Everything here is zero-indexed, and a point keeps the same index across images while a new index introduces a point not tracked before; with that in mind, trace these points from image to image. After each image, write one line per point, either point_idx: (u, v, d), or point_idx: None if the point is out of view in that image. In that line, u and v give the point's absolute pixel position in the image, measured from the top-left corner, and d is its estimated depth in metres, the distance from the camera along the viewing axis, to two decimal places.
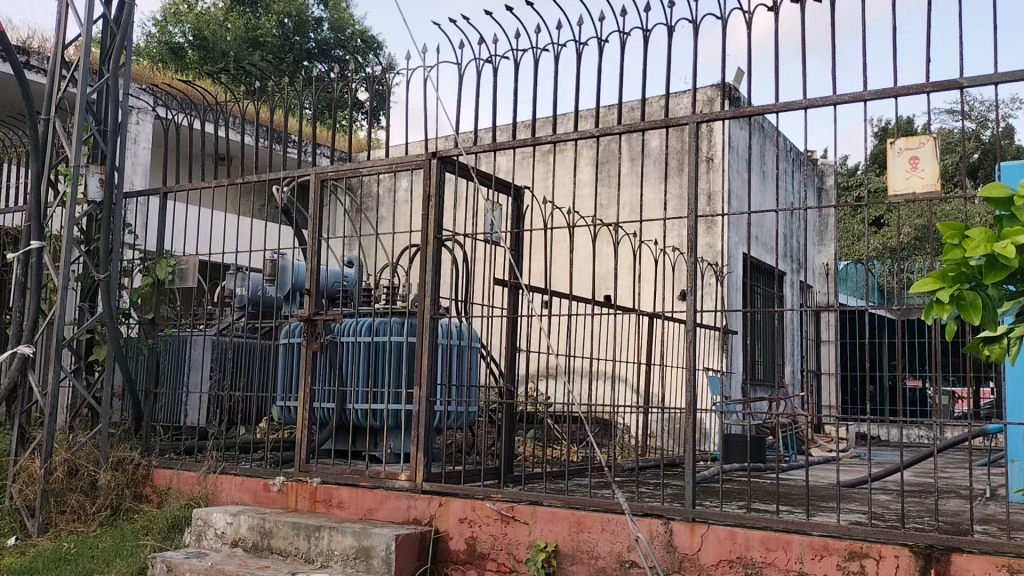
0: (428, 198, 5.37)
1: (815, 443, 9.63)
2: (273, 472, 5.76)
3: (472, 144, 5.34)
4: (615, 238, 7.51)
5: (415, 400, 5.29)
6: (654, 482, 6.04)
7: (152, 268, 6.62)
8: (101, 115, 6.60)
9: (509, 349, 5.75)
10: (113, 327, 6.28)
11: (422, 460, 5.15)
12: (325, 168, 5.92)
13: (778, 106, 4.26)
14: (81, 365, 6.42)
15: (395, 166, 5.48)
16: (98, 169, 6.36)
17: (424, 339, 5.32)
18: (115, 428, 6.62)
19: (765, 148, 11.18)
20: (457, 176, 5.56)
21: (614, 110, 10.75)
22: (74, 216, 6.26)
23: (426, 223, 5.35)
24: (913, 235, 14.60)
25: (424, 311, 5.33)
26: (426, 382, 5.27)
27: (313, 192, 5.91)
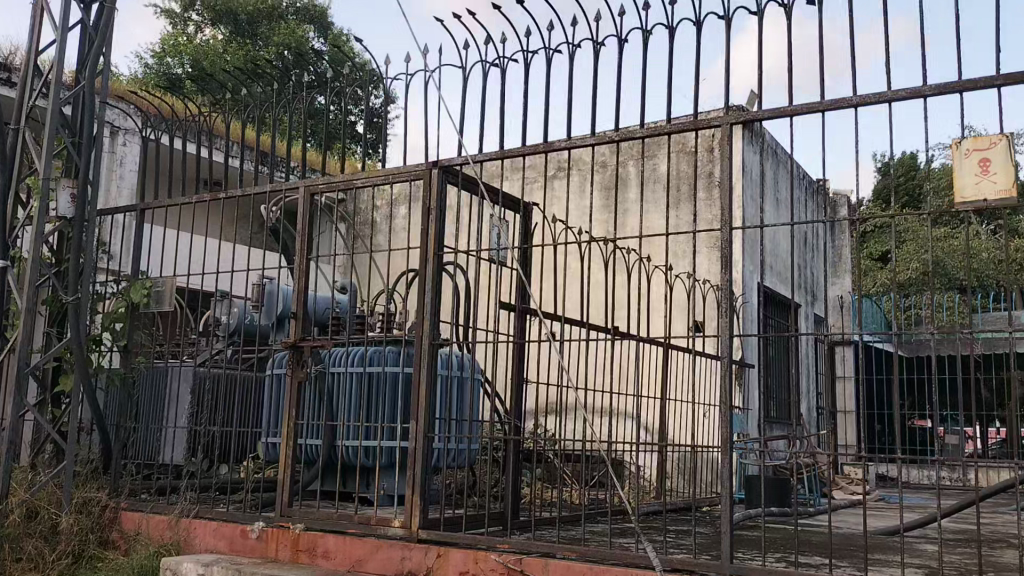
0: (429, 211, 4.84)
1: (837, 485, 9.05)
2: (252, 517, 5.20)
3: (477, 152, 4.80)
4: (628, 262, 7.03)
5: (411, 435, 4.72)
6: (676, 531, 5.47)
7: (127, 291, 6.08)
8: (76, 128, 6.09)
9: (516, 378, 5.24)
10: (82, 356, 5.74)
11: (418, 504, 4.60)
12: (316, 180, 5.38)
13: (826, 105, 3.77)
14: (45, 397, 5.87)
15: (391, 178, 4.99)
16: (70, 183, 5.84)
17: (422, 369, 4.78)
18: (82, 467, 6.05)
19: (778, 175, 10.73)
20: (459, 189, 5.04)
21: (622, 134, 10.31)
22: (42, 234, 5.73)
23: (426, 239, 4.81)
24: (927, 269, 14.15)
25: (422, 337, 4.79)
26: (423, 416, 4.73)
27: (302, 207, 5.38)
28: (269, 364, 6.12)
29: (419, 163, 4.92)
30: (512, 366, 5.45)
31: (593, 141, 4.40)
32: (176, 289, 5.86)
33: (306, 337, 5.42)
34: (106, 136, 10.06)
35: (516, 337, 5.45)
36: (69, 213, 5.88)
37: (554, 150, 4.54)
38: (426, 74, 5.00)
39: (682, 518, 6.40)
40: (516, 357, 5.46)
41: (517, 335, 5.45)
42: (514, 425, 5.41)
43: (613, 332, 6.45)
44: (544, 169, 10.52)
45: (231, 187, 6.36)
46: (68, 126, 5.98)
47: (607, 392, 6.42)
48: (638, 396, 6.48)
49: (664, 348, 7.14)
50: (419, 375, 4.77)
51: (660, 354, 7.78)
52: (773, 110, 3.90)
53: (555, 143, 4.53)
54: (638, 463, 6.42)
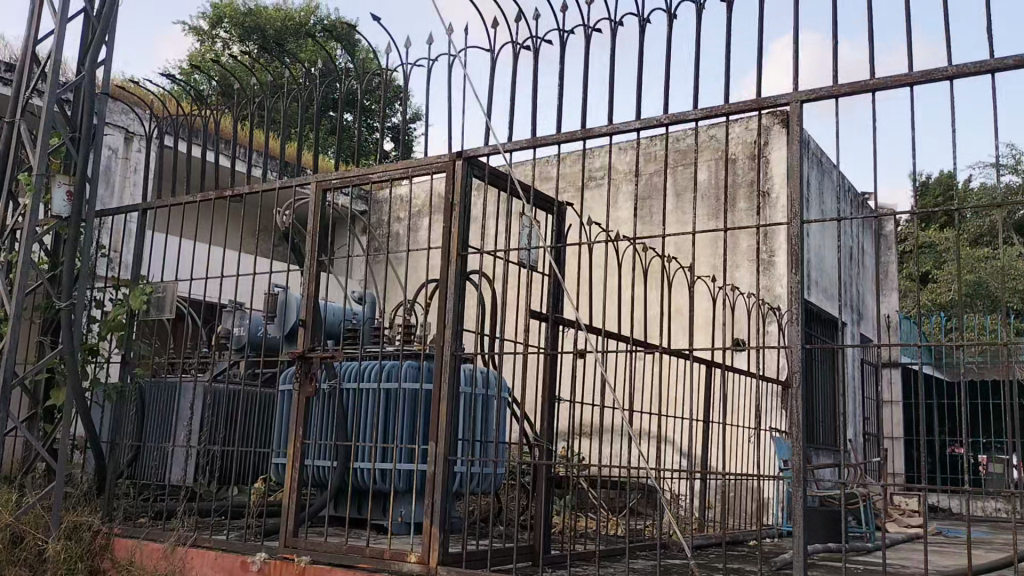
0: (451, 208, 4.32)
1: (891, 518, 8.42)
2: (254, 547, 4.70)
3: (506, 141, 4.27)
4: (668, 273, 6.47)
5: (430, 458, 4.18)
6: (728, 570, 4.90)
7: (126, 297, 5.61)
8: (75, 122, 5.67)
9: (549, 400, 4.68)
10: (75, 368, 5.27)
11: (437, 537, 4.06)
12: (329, 175, 4.89)
13: (916, 76, 3.27)
14: (36, 412, 5.42)
15: (409, 172, 4.48)
16: (65, 179, 5.40)
17: (444, 382, 4.23)
18: (74, 489, 5.58)
19: (823, 186, 10.14)
20: (485, 185, 4.51)
21: (657, 142, 9.78)
22: (35, 234, 5.30)
23: (449, 240, 4.29)
24: (974, 289, 13.49)
25: (443, 347, 4.26)
26: (443, 437, 4.19)
27: (313, 205, 4.89)
28: (278, 378, 5.62)
29: (441, 154, 4.39)
30: (543, 384, 4.91)
31: (637, 127, 3.80)
32: (178, 295, 5.38)
33: (317, 346, 4.89)
34: (120, 142, 9.64)
35: (547, 352, 4.91)
36: (65, 212, 5.44)
37: (593, 137, 3.95)
38: (451, 56, 4.48)
39: (729, 554, 5.84)
40: (546, 374, 4.91)
41: (548, 349, 4.93)
42: (546, 448, 4.86)
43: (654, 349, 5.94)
44: (575, 178, 10.02)
45: (238, 183, 5.83)
46: (67, 119, 5.55)
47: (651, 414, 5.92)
48: (683, 420, 5.99)
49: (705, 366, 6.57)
50: (439, 390, 4.22)
51: (701, 373, 7.19)
52: (852, 84, 3.40)
53: (593, 129, 3.94)
54: (685, 490, 5.91)
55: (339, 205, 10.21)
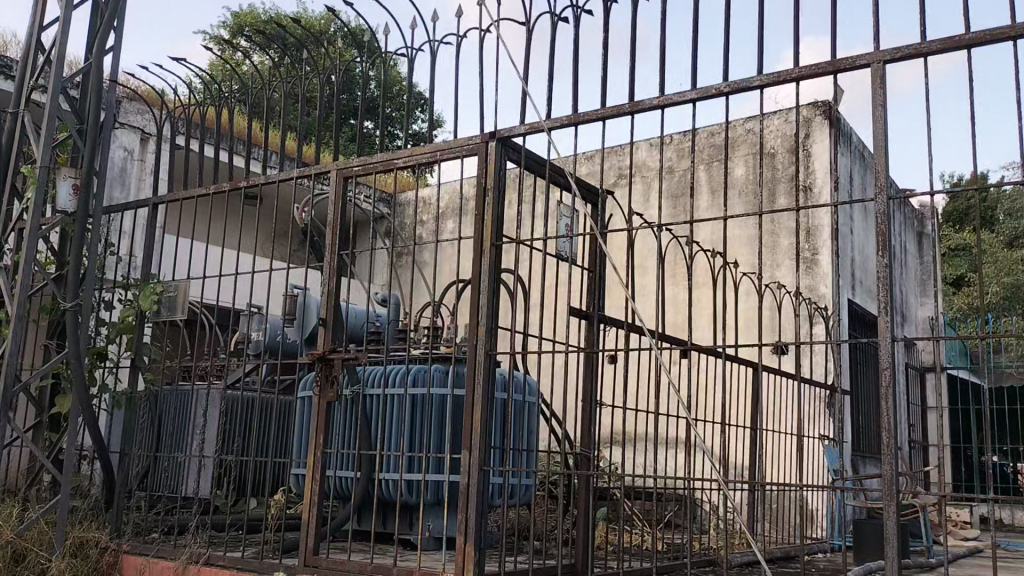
0: (484, 191, 3.91)
1: (945, 531, 7.95)
2: (271, 566, 4.32)
3: (544, 119, 3.86)
4: (713, 270, 6.03)
5: (462, 467, 3.76)
6: None
7: (136, 297, 5.25)
8: (82, 113, 5.35)
9: (591, 409, 4.24)
10: (82, 373, 4.93)
11: (472, 554, 3.63)
12: (350, 162, 4.48)
13: (1021, 28, 2.86)
14: (42, 420, 5.10)
15: (438, 155, 4.09)
16: (70, 173, 5.13)
17: (477, 386, 3.77)
18: (81, 503, 5.23)
19: (866, 181, 9.68)
20: (521, 169, 4.10)
21: (691, 138, 9.39)
22: (39, 231, 4.96)
23: (482, 228, 3.87)
24: (1017, 290, 12.97)
25: (476, 345, 3.83)
26: (477, 444, 3.76)
27: (333, 194, 4.47)
28: (297, 385, 5.24)
29: (472, 135, 3.99)
30: (583, 388, 4.46)
31: (695, 96, 3.38)
32: (190, 295, 5.03)
33: (338, 348, 4.42)
34: (135, 143, 9.32)
35: (588, 351, 4.48)
36: (70, 207, 5.16)
37: (643, 111, 3.53)
38: (482, 29, 4.09)
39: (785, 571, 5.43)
40: (587, 377, 4.46)
41: (588, 348, 4.50)
42: (587, 459, 4.41)
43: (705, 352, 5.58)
44: (604, 176, 9.63)
45: (253, 175, 5.47)
46: (73, 110, 5.26)
47: (702, 424, 5.60)
48: (735, 427, 5.69)
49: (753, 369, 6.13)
50: (472, 395, 3.77)
51: (746, 376, 6.76)
52: (945, 40, 2.97)
53: (642, 102, 3.52)
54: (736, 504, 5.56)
55: (361, 206, 9.88)
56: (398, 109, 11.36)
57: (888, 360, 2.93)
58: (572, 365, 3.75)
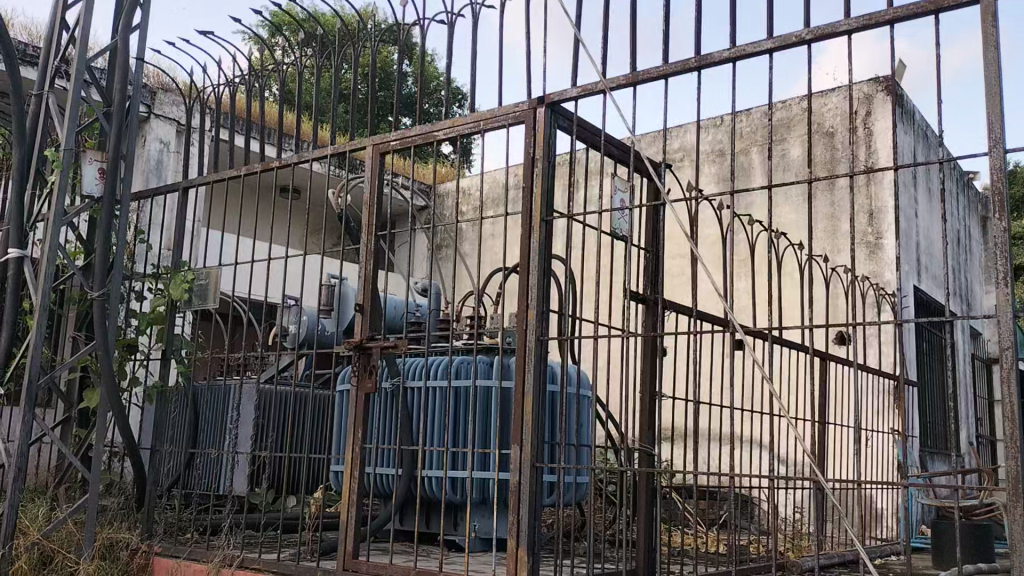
0: (533, 161, 3.56)
1: None
2: (307, 569, 4.01)
3: (599, 81, 3.51)
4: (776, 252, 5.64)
5: (512, 464, 3.41)
6: None
7: (166, 286, 5.00)
8: (110, 95, 5.12)
9: (653, 403, 3.86)
10: (110, 366, 4.66)
11: (525, 559, 3.29)
12: (387, 136, 4.15)
13: None
14: (70, 415, 4.87)
15: (482, 125, 3.76)
16: (96, 155, 4.89)
17: (529, 375, 3.41)
18: (110, 503, 4.99)
19: (928, 162, 9.21)
20: (572, 138, 3.74)
21: (742, 120, 9.01)
22: (65, 216, 4.74)
23: (531, 201, 3.52)
24: None
25: (525, 330, 3.48)
26: (528, 438, 3.42)
27: (369, 170, 4.14)
28: (334, 378, 4.94)
29: (520, 101, 3.64)
30: (643, 378, 4.09)
31: (773, 46, 3.03)
32: (221, 281, 4.75)
33: (378, 335, 4.02)
34: (171, 135, 9.09)
35: (646, 338, 4.11)
36: (96, 191, 4.92)
37: (712, 65, 3.18)
38: None
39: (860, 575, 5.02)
40: (647, 366, 4.09)
41: (647, 334, 4.14)
42: (649, 455, 4.03)
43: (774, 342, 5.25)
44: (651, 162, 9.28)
45: (283, 156, 5.19)
46: (99, 92, 5.03)
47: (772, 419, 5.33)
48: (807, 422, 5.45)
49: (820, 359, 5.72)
50: (522, 385, 3.40)
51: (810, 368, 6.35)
52: None
53: (712, 55, 3.17)
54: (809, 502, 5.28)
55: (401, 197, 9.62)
56: (438, 99, 11.11)
57: (1003, 339, 2.59)
58: (637, 351, 3.36)
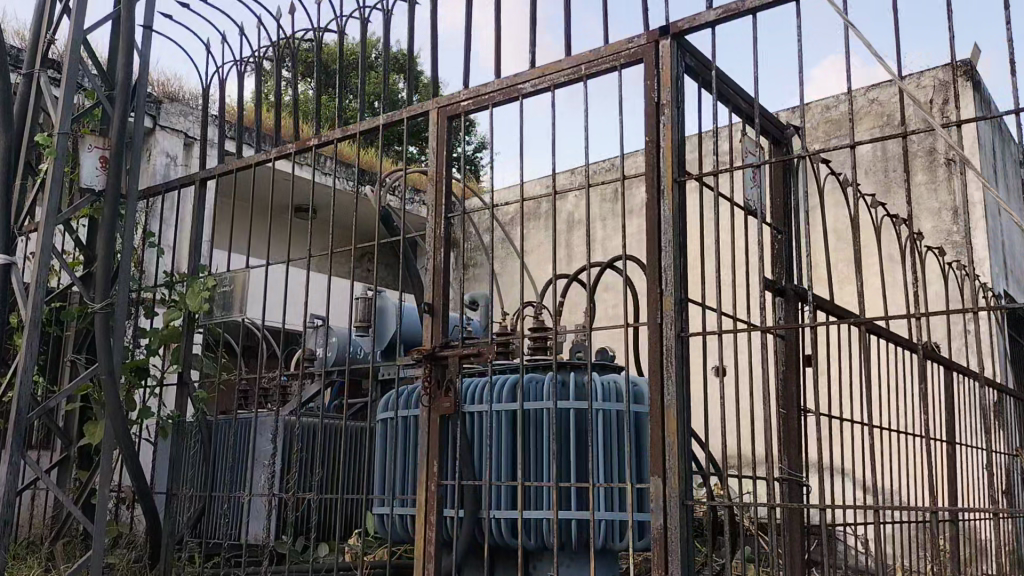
0: (660, 108, 2.77)
1: None
2: None
3: (747, 5, 2.74)
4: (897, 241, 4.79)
5: (652, 502, 2.54)
6: None
7: (182, 296, 4.17)
8: (113, 75, 4.35)
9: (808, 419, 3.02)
10: (116, 395, 3.83)
11: None
12: (455, 95, 3.34)
13: None
14: (67, 453, 4.05)
15: (582, 70, 2.98)
16: (97, 139, 4.10)
17: (669, 382, 2.57)
18: (118, 561, 4.13)
19: (1006, 158, 8.48)
20: (699, 84, 2.95)
21: (801, 115, 8.28)
22: (61, 215, 3.94)
23: (660, 157, 2.72)
24: None
25: (660, 323, 2.62)
26: (671, 465, 2.54)
27: (435, 137, 3.33)
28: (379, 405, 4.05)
29: (634, 37, 2.87)
30: (787, 388, 3.26)
31: None
32: (249, 288, 3.95)
33: (453, 342, 3.21)
34: (179, 148, 8.32)
35: (789, 340, 3.29)
36: (96, 185, 4.13)
37: None
38: None
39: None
40: (790, 375, 3.26)
41: (789, 335, 3.32)
42: (796, 485, 3.20)
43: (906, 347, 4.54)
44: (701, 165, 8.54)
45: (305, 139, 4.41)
46: (99, 71, 4.27)
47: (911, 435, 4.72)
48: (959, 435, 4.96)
49: (952, 363, 4.77)
50: (659, 394, 2.57)
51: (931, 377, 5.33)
52: None
53: None
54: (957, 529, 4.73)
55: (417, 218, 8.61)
56: None
57: None
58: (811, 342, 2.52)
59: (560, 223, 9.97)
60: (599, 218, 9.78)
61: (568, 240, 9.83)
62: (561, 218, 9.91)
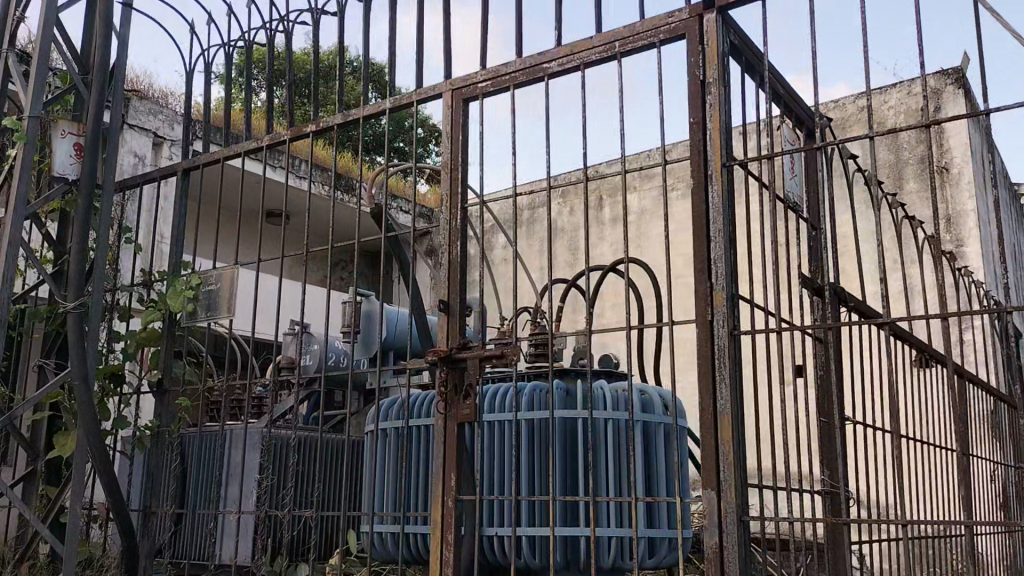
0: (705, 85, 2.53)
1: None
2: None
3: None
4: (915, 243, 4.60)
5: (705, 518, 2.29)
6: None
7: (162, 297, 3.84)
8: (86, 58, 4.02)
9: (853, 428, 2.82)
10: (90, 403, 3.50)
11: None
12: (470, 76, 3.07)
13: None
14: (34, 466, 3.72)
15: (615, 47, 2.74)
16: (71, 124, 3.77)
17: (722, 383, 2.33)
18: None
19: (993, 167, 8.43)
20: (742, 62, 2.72)
21: None
22: (30, 206, 3.60)
23: (707, 138, 2.48)
24: None
25: (708, 313, 2.38)
26: (725, 476, 2.29)
27: (451, 121, 3.06)
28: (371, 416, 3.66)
29: (675, 10, 2.63)
30: (829, 395, 3.04)
31: None
32: (238, 286, 3.64)
33: (471, 343, 2.96)
34: (147, 148, 7.92)
35: (828, 343, 3.06)
36: (69, 175, 3.80)
37: None
38: None
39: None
40: (828, 379, 3.03)
41: (826, 336, 3.09)
42: (841, 499, 2.96)
43: (924, 353, 4.37)
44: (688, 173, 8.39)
45: (290, 131, 3.88)
46: (71, 52, 3.94)
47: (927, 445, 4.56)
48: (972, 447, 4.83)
49: (968, 368, 4.57)
50: (712, 400, 2.33)
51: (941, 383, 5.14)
52: None
53: None
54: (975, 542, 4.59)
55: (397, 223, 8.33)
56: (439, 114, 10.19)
57: None
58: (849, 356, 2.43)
59: (542, 230, 9.74)
60: (582, 225, 9.58)
61: (549, 249, 9.65)
62: (543, 224, 9.69)
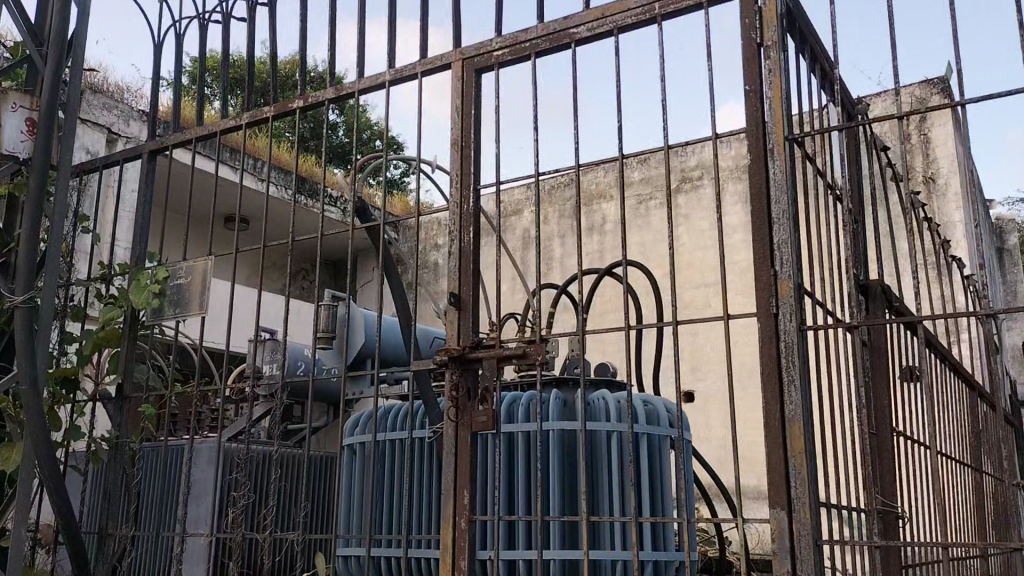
0: (761, 45, 2.24)
1: None
2: None
3: None
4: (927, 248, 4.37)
5: (775, 540, 1.97)
6: None
7: (124, 293, 3.43)
8: (41, 26, 3.61)
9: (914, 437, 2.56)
10: (39, 410, 3.08)
11: None
12: (486, 44, 2.75)
13: None
14: None
15: (655, 9, 2.46)
16: (22, 96, 3.37)
17: (792, 387, 2.03)
18: None
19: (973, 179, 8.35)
20: (795, 28, 2.44)
21: None
22: None
23: (768, 105, 2.20)
24: None
25: (773, 305, 2.08)
26: (796, 491, 1.98)
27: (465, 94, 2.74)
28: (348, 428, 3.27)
29: None
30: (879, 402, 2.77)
31: None
32: (210, 280, 3.25)
33: (485, 342, 2.66)
34: (101, 144, 7.40)
35: (875, 346, 2.81)
36: (21, 154, 3.39)
37: None
38: None
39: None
40: (879, 385, 2.76)
41: (872, 339, 2.83)
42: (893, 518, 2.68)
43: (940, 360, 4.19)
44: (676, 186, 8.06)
45: (274, 107, 3.45)
46: (25, 19, 3.54)
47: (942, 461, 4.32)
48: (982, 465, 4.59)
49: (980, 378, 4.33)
50: (781, 405, 2.02)
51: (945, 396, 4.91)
52: None
53: None
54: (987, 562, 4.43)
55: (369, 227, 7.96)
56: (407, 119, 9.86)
57: None
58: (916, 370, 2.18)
59: (515, 239, 9.44)
60: (556, 235, 9.31)
61: (523, 258, 9.34)
62: (517, 233, 9.39)
